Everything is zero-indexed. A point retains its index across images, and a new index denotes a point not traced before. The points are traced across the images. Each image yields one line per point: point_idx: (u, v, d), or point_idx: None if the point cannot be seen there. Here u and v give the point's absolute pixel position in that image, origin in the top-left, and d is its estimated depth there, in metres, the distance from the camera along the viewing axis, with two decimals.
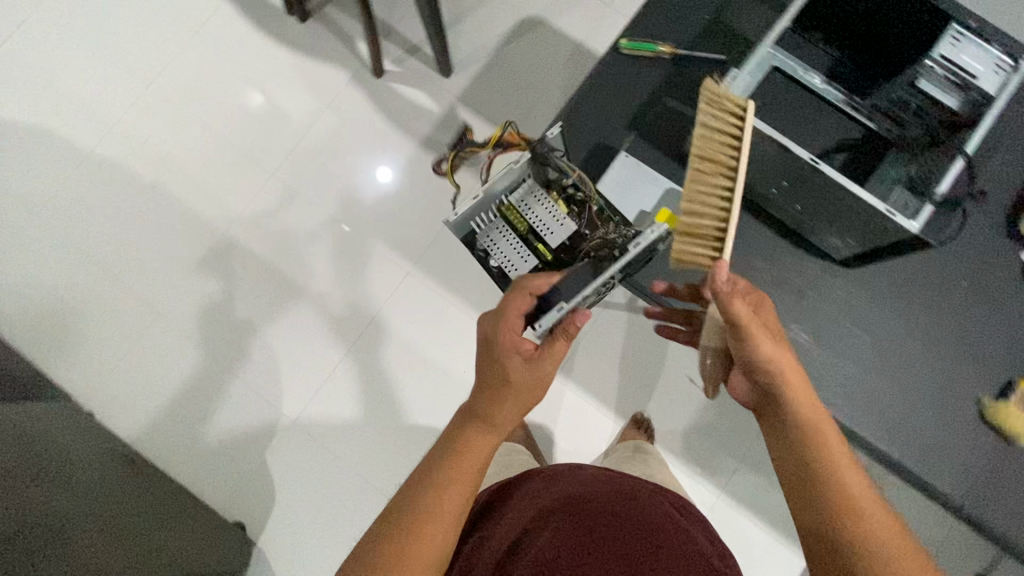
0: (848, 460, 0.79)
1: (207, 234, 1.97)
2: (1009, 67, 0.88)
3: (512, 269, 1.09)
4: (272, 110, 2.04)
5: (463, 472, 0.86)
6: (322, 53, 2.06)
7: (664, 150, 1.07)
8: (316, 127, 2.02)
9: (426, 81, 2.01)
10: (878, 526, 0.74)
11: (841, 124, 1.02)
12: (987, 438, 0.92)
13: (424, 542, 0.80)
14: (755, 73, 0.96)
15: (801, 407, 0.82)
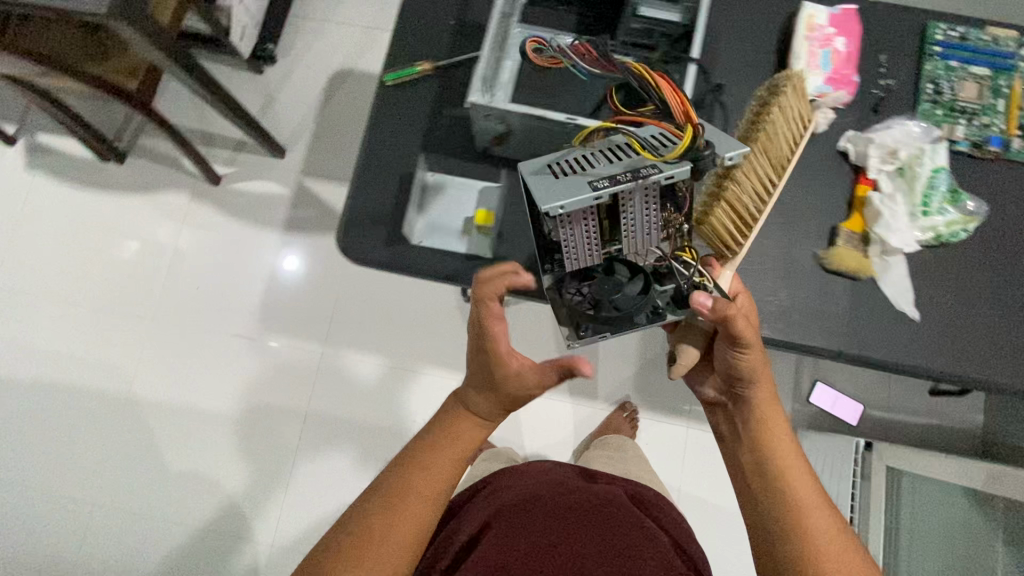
0: (793, 452, 0.83)
1: (112, 405, 1.88)
2: None
3: (569, 255, 0.80)
4: (128, 259, 1.98)
5: (443, 453, 0.82)
6: (154, 184, 2.02)
7: (461, 156, 1.08)
8: (178, 256, 1.98)
9: (265, 169, 2.00)
10: (813, 506, 0.78)
11: None
12: (838, 284, 1.00)
13: (392, 541, 0.75)
14: (510, 60, 1.03)
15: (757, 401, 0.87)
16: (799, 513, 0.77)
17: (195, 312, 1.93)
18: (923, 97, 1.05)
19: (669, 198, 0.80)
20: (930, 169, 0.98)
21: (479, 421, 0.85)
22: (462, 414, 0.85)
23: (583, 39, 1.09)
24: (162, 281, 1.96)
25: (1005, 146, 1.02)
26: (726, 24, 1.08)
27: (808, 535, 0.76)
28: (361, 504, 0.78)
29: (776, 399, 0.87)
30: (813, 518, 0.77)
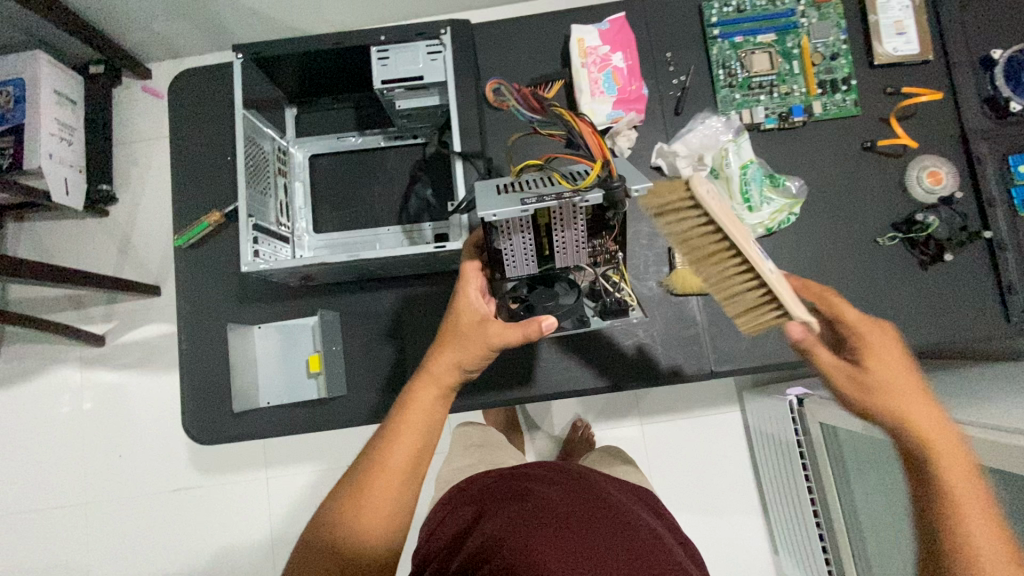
0: (965, 460, 0.56)
1: None
2: (439, 44, 0.85)
3: (508, 263, 0.76)
4: (18, 452, 1.74)
5: (408, 438, 0.69)
6: (20, 363, 1.76)
7: (281, 297, 1.00)
8: (74, 431, 1.74)
9: (127, 312, 1.80)
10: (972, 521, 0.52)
11: (401, 155, 1.03)
12: (691, 304, 0.98)
13: (374, 535, 0.65)
14: (303, 177, 1.03)
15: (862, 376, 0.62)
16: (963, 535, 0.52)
17: (116, 484, 1.72)
18: (718, 84, 1.01)
19: (593, 205, 0.73)
20: (738, 166, 0.93)
21: (460, 377, 0.74)
22: (409, 402, 0.71)
23: (365, 134, 1.02)
24: (66, 463, 1.73)
25: (809, 111, 0.99)
26: (504, 72, 1.03)
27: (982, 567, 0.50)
28: (333, 504, 0.67)
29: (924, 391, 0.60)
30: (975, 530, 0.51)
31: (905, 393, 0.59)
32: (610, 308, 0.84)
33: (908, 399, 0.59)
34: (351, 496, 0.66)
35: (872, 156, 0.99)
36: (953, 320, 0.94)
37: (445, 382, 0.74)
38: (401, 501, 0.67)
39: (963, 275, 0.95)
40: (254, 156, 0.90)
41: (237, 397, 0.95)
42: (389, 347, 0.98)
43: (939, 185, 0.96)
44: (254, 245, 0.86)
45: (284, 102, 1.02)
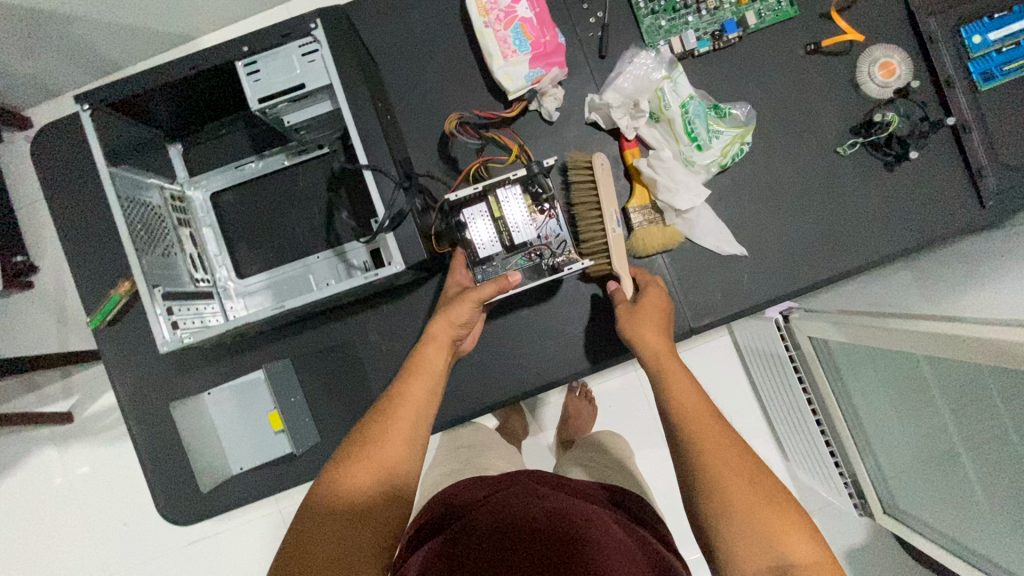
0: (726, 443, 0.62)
1: None
2: (312, 41, 0.73)
3: (474, 244, 0.82)
4: (9, 550, 1.62)
5: (421, 381, 0.71)
6: None
7: (219, 356, 0.91)
8: (62, 515, 1.62)
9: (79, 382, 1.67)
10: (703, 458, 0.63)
11: (311, 171, 0.92)
12: (657, 263, 0.90)
13: (403, 464, 0.64)
14: (210, 220, 0.91)
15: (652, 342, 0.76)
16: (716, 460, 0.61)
17: (122, 555, 1.62)
18: (640, 14, 0.90)
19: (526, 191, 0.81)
20: (679, 105, 0.85)
21: (454, 333, 0.76)
22: (417, 362, 0.73)
23: (265, 156, 0.91)
24: (65, 548, 1.62)
25: (744, 23, 0.89)
26: (401, 52, 0.90)
27: (724, 484, 0.59)
28: (354, 452, 0.63)
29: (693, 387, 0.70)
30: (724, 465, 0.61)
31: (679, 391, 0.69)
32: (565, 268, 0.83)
33: (681, 396, 0.69)
34: (376, 439, 0.64)
35: (818, 59, 0.91)
36: (927, 217, 0.90)
37: (442, 340, 0.76)
38: (423, 443, 0.68)
39: (928, 169, 0.90)
40: (142, 216, 0.79)
41: (206, 474, 0.89)
42: (349, 380, 0.91)
43: (892, 77, 0.88)
44: (170, 318, 0.77)
45: (163, 140, 0.90)
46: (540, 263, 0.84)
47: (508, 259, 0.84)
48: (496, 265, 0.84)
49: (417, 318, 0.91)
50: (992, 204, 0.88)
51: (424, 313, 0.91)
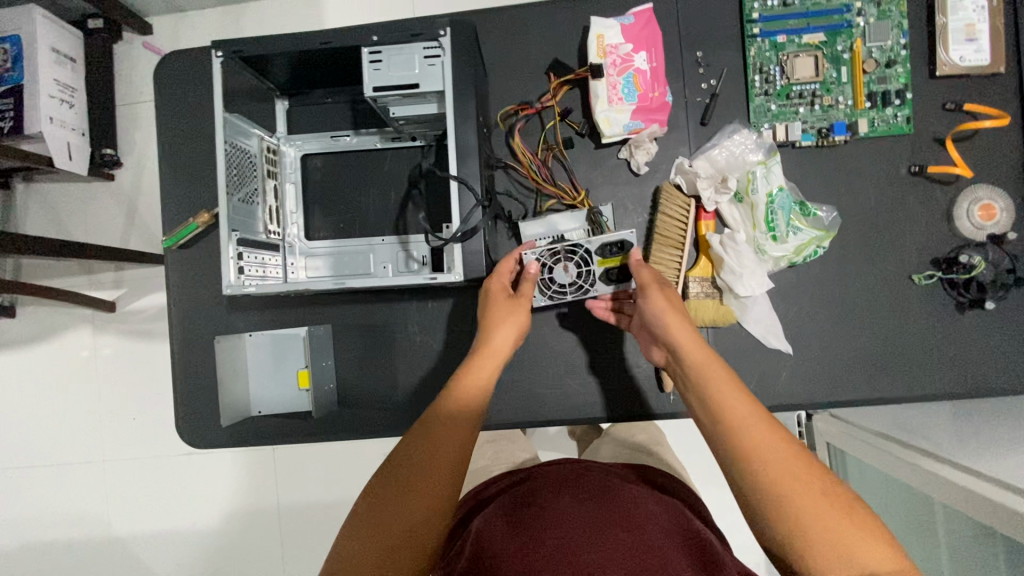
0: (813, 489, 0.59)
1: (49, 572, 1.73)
2: (437, 46, 0.76)
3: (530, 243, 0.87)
4: (30, 411, 1.73)
5: (504, 331, 0.79)
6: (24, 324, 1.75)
7: (269, 304, 0.96)
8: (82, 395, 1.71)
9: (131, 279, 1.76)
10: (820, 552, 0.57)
11: (398, 159, 0.96)
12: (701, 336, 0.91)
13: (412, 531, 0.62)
14: (295, 178, 0.96)
15: (717, 390, 0.68)
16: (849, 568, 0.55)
17: (128, 445, 1.71)
18: (753, 92, 0.90)
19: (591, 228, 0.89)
20: (766, 193, 0.85)
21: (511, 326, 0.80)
22: (495, 320, 0.79)
23: (361, 134, 0.95)
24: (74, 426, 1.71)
25: (854, 128, 0.88)
26: (513, 69, 0.93)
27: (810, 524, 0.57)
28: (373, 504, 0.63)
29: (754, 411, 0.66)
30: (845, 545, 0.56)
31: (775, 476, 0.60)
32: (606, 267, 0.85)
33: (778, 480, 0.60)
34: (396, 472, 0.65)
35: (919, 182, 0.89)
36: (987, 369, 0.87)
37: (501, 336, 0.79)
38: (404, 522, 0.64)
39: (1002, 321, 0.87)
40: (238, 162, 0.84)
41: (227, 410, 0.89)
42: (378, 360, 0.95)
43: (990, 221, 0.86)
44: (238, 262, 0.82)
45: (274, 94, 0.95)
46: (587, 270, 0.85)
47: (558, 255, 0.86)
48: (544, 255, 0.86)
49: (459, 322, 0.95)
50: None
51: (465, 319, 0.94)
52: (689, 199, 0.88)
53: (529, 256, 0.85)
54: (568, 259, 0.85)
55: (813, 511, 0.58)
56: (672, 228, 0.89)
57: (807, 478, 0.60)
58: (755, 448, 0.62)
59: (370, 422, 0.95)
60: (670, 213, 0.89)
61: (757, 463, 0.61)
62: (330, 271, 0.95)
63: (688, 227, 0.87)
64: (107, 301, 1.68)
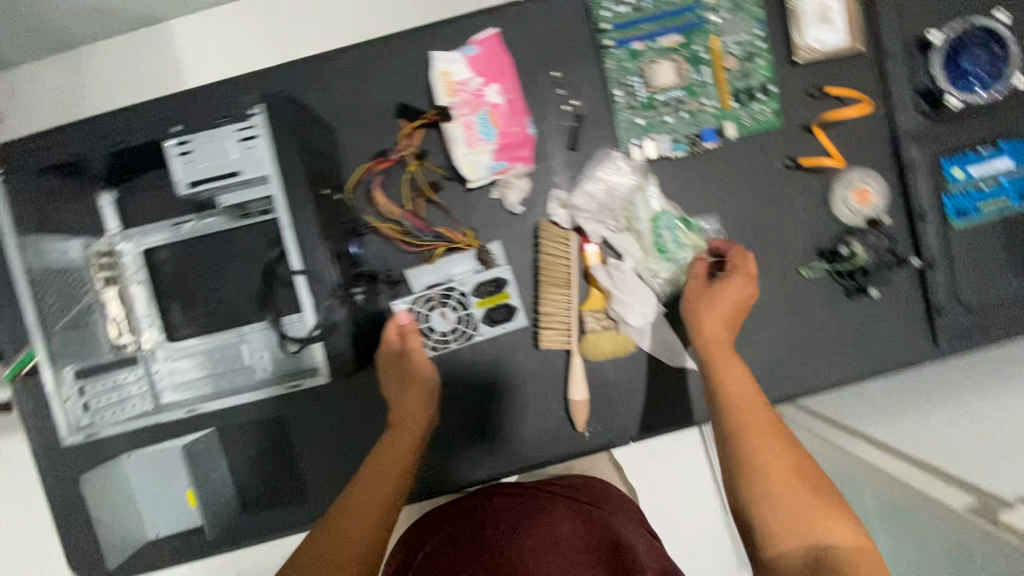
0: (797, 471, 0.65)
1: None
2: None
3: (408, 303, 0.85)
4: None
5: (416, 392, 0.80)
6: None
7: None
8: None
9: None
10: (795, 544, 0.61)
11: (254, 236, 0.86)
12: (606, 368, 0.88)
13: None
14: (140, 276, 0.85)
15: (721, 366, 0.75)
16: (810, 538, 0.61)
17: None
18: (617, 108, 0.85)
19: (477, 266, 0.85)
20: (649, 218, 0.85)
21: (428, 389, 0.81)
22: (408, 379, 0.80)
23: (205, 216, 0.85)
24: None
25: (722, 132, 0.85)
26: (361, 119, 0.84)
27: (764, 482, 0.65)
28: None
29: (757, 404, 0.71)
30: (830, 542, 0.60)
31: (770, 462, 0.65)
32: (485, 311, 0.86)
33: (774, 460, 0.66)
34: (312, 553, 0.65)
35: (794, 175, 0.88)
36: (883, 346, 0.90)
37: (412, 410, 0.79)
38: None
39: (890, 299, 0.89)
40: (53, 286, 0.77)
41: (113, 548, 0.84)
42: (276, 456, 0.88)
43: (867, 205, 0.87)
44: (76, 397, 0.77)
45: (94, 187, 0.83)
46: (469, 316, 0.86)
47: (442, 306, 0.85)
48: (425, 308, 0.85)
49: (356, 401, 0.88)
50: (944, 342, 0.89)
51: (362, 395, 0.88)
52: (567, 237, 0.85)
53: (400, 306, 0.85)
54: (443, 304, 0.85)
55: (812, 510, 0.62)
56: (556, 265, 0.85)
57: (805, 468, 0.66)
58: (762, 444, 0.68)
59: (281, 522, 0.88)
60: (552, 248, 0.85)
61: (744, 438, 0.68)
62: (204, 372, 0.86)
63: (571, 264, 0.84)
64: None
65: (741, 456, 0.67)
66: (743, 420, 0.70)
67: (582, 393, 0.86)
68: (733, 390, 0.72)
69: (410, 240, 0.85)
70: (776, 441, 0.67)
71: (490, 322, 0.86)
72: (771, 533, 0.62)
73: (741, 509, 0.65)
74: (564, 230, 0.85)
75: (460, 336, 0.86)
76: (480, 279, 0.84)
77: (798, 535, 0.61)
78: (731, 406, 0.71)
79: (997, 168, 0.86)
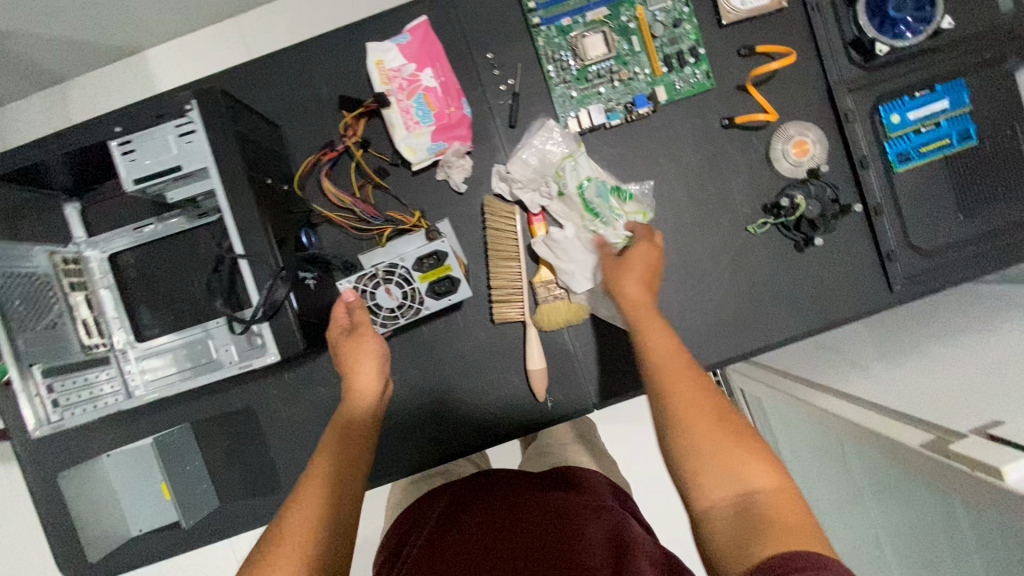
0: (718, 415, 0.60)
1: None
2: (189, 122, 0.71)
3: (353, 281, 0.82)
4: None
5: (368, 366, 0.75)
6: None
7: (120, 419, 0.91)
8: None
9: None
10: (727, 494, 0.55)
11: (214, 235, 0.90)
12: (561, 336, 0.89)
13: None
14: (107, 280, 0.89)
15: (643, 323, 0.69)
16: (731, 480, 0.56)
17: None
18: (552, 83, 0.88)
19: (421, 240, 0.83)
20: (577, 185, 0.84)
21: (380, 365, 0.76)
22: (357, 355, 0.75)
23: (165, 220, 0.89)
24: None
25: (655, 97, 0.87)
26: (306, 114, 0.88)
27: (691, 431, 0.59)
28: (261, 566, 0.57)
29: (673, 344, 0.66)
30: (758, 489, 0.55)
31: (694, 412, 0.59)
32: (429, 284, 0.82)
33: (694, 409, 0.60)
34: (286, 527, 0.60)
35: (733, 134, 0.89)
36: (841, 297, 0.89)
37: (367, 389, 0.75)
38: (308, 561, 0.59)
39: (840, 248, 0.89)
40: (24, 291, 0.78)
41: (93, 545, 0.85)
42: (248, 447, 0.91)
43: (806, 156, 0.87)
44: (52, 396, 0.78)
45: (60, 199, 0.88)
46: (415, 292, 0.83)
47: (386, 283, 0.82)
48: (370, 286, 0.82)
49: (321, 386, 0.90)
50: (901, 288, 0.88)
51: (326, 380, 0.90)
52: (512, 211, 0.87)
53: (344, 284, 0.82)
54: (389, 281, 0.82)
55: (731, 450, 0.57)
56: (503, 240, 0.87)
57: (713, 408, 0.60)
58: (683, 390, 0.62)
59: (256, 510, 0.90)
60: (498, 224, 0.87)
61: (664, 388, 0.62)
62: (174, 368, 0.87)
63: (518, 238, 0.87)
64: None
65: (664, 404, 0.62)
66: (666, 374, 0.63)
67: (539, 363, 0.87)
68: (654, 347, 0.66)
69: (361, 226, 0.87)
70: (699, 386, 0.62)
71: (437, 295, 0.83)
72: (697, 480, 0.57)
73: (674, 470, 0.59)
74: (509, 205, 0.87)
75: (405, 313, 0.83)
76: (420, 250, 0.81)
77: (730, 485, 0.56)
78: (657, 361, 0.65)
79: (936, 110, 0.86)
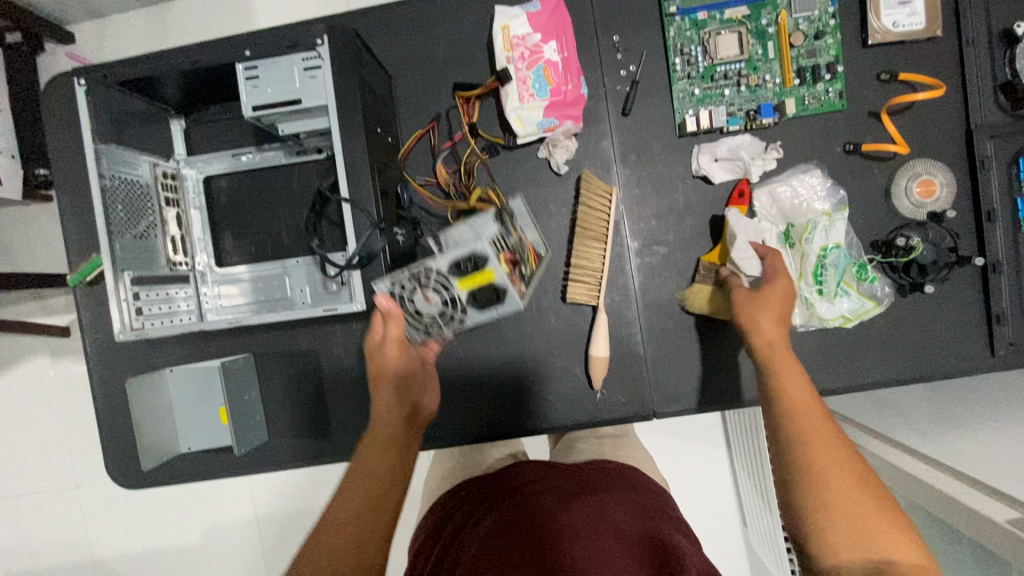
0: (851, 467, 0.60)
1: None
2: (317, 57, 0.70)
3: (388, 282, 0.71)
4: None
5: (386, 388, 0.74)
6: None
7: (187, 338, 0.92)
8: None
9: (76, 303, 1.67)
10: (857, 555, 0.56)
11: (308, 174, 0.90)
12: (633, 338, 0.87)
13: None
14: (199, 202, 0.91)
15: (774, 359, 0.69)
16: (865, 548, 0.56)
17: (84, 477, 1.55)
18: (675, 76, 0.84)
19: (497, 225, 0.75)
20: (821, 246, 0.81)
21: (399, 386, 0.74)
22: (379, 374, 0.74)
23: (263, 151, 0.89)
24: None
25: (781, 109, 0.83)
26: (419, 69, 0.87)
27: (824, 477, 0.59)
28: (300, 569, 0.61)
29: (814, 397, 0.66)
30: (894, 559, 0.55)
31: (837, 466, 0.59)
32: (471, 290, 0.70)
33: (832, 461, 0.60)
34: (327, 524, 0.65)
35: (855, 161, 0.84)
36: (937, 352, 0.84)
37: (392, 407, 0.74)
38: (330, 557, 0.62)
39: (945, 301, 0.84)
40: (125, 196, 0.78)
41: (148, 453, 0.86)
42: (303, 389, 0.92)
43: (930, 199, 0.82)
44: (135, 303, 0.78)
45: (168, 113, 0.89)
46: (454, 299, 0.71)
47: (423, 284, 0.71)
48: (408, 288, 0.71)
49: None
50: (1004, 355, 0.83)
51: None
52: (609, 192, 0.85)
53: (380, 284, 0.71)
54: (426, 285, 0.71)
55: (863, 507, 0.57)
56: (596, 221, 0.85)
57: (849, 464, 0.60)
58: (820, 437, 0.62)
59: (303, 453, 0.92)
60: (593, 202, 0.85)
61: (801, 429, 0.63)
62: (247, 299, 0.88)
63: (611, 218, 0.85)
64: (56, 328, 1.48)
65: (799, 440, 0.62)
66: (798, 417, 0.64)
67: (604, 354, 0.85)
68: (793, 394, 0.65)
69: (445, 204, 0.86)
70: (833, 437, 0.62)
71: (485, 307, 0.72)
72: (826, 534, 0.57)
73: (798, 518, 0.59)
74: (605, 186, 0.85)
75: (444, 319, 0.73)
76: (464, 251, 0.68)
77: (864, 548, 0.56)
78: (789, 399, 0.65)
79: None
